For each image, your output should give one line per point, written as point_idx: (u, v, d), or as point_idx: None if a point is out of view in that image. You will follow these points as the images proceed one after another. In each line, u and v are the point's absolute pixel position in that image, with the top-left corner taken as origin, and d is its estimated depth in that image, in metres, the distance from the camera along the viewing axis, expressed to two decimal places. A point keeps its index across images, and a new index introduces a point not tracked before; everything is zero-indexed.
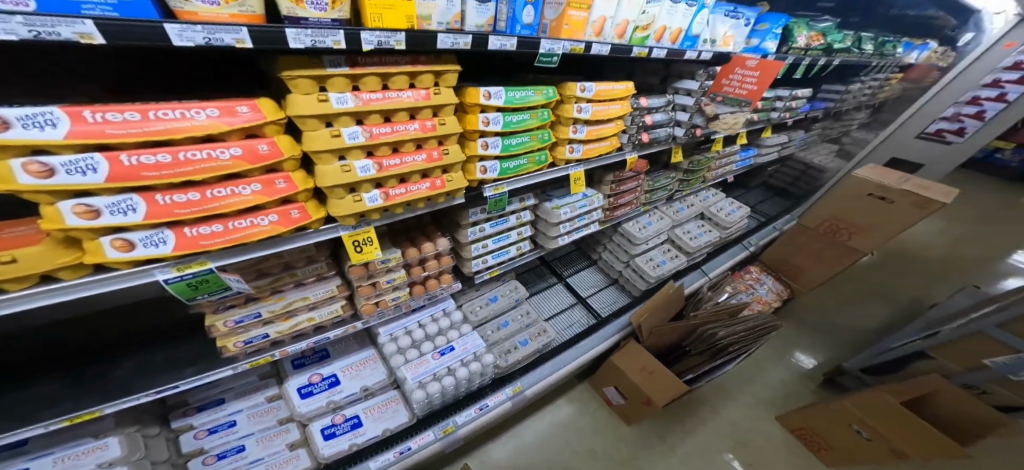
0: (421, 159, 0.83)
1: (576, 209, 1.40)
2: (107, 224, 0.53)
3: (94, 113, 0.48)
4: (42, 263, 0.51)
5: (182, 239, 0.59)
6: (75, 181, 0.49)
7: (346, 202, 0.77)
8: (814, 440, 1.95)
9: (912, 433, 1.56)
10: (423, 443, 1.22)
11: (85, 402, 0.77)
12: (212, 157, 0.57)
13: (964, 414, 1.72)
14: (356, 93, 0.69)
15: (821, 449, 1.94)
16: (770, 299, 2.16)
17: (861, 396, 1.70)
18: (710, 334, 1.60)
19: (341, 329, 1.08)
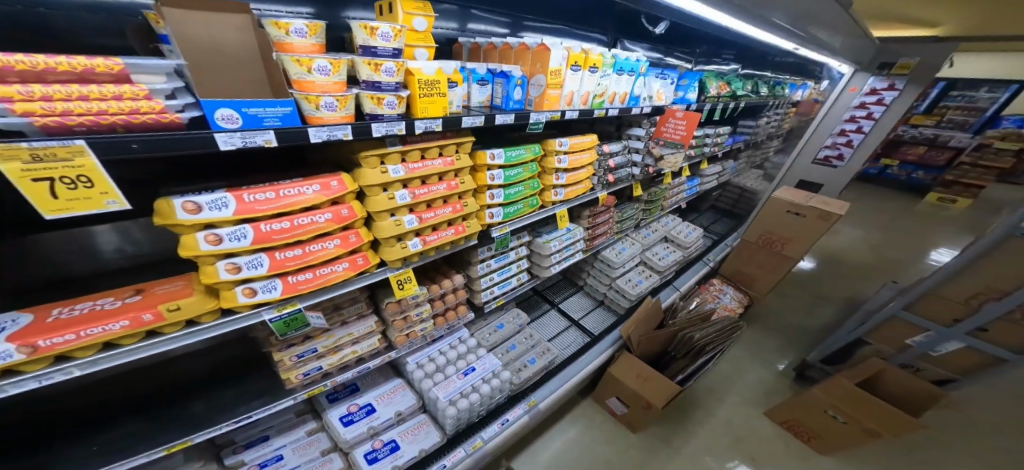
0: (449, 212, 1.05)
1: (563, 242, 1.65)
2: (245, 276, 0.74)
3: (249, 196, 0.69)
4: (194, 309, 0.71)
5: (286, 285, 0.81)
6: (232, 245, 0.70)
7: (396, 249, 0.98)
8: (802, 430, 2.17)
9: (873, 409, 1.83)
10: (456, 459, 1.43)
11: (174, 435, 0.92)
12: (314, 220, 0.79)
13: (913, 391, 1.97)
14: (405, 165, 0.90)
15: (810, 439, 2.16)
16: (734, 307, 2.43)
17: (827, 385, 1.96)
18: (688, 337, 1.90)
19: (378, 359, 1.27)
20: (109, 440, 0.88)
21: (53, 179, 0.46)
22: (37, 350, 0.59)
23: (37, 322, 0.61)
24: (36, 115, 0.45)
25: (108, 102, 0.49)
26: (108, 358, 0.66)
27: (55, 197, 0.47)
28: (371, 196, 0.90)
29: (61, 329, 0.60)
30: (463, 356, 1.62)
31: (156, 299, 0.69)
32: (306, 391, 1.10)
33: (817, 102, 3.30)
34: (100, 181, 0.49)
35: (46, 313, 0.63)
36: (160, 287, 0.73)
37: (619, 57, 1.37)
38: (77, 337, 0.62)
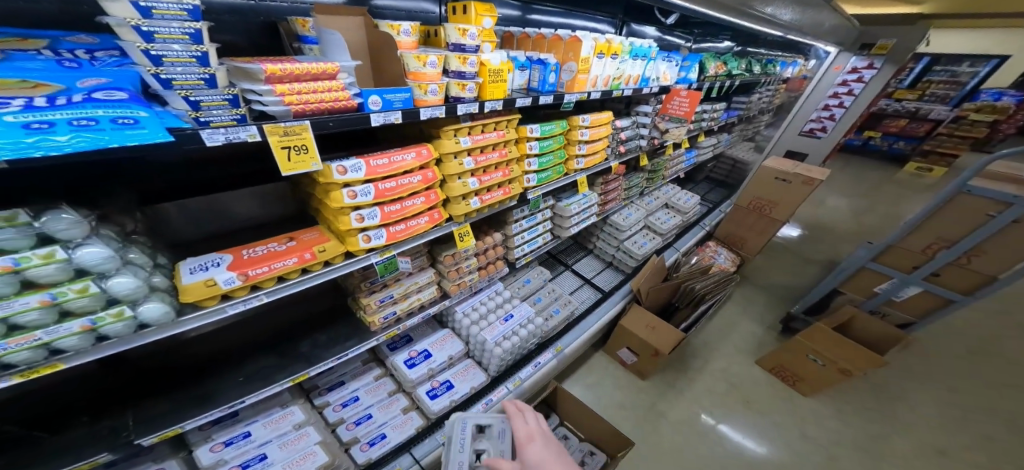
0: (500, 176, 1.27)
1: (581, 205, 1.89)
2: (366, 224, 1.01)
3: (373, 161, 0.96)
4: (330, 254, 1.01)
5: (389, 234, 1.08)
6: (361, 200, 0.97)
7: (461, 206, 1.22)
8: (787, 375, 2.48)
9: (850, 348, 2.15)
10: (500, 395, 1.77)
11: (297, 368, 1.25)
12: (411, 181, 1.06)
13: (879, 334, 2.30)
14: (470, 137, 1.12)
15: (795, 382, 2.46)
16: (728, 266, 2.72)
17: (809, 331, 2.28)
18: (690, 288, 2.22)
19: (436, 306, 1.58)
20: (251, 372, 1.20)
21: (291, 147, 0.73)
22: (244, 279, 0.88)
23: (237, 259, 0.91)
24: (293, 104, 0.71)
25: (326, 92, 0.74)
26: (280, 288, 0.95)
27: (289, 158, 0.74)
28: (444, 162, 1.13)
29: (255, 265, 0.90)
30: (501, 306, 1.94)
31: (305, 245, 0.98)
32: (386, 333, 1.42)
33: (807, 78, 3.51)
34: (312, 149, 0.76)
35: (239, 253, 0.93)
36: (303, 236, 1.02)
37: (635, 44, 1.60)
38: (265, 269, 0.91)
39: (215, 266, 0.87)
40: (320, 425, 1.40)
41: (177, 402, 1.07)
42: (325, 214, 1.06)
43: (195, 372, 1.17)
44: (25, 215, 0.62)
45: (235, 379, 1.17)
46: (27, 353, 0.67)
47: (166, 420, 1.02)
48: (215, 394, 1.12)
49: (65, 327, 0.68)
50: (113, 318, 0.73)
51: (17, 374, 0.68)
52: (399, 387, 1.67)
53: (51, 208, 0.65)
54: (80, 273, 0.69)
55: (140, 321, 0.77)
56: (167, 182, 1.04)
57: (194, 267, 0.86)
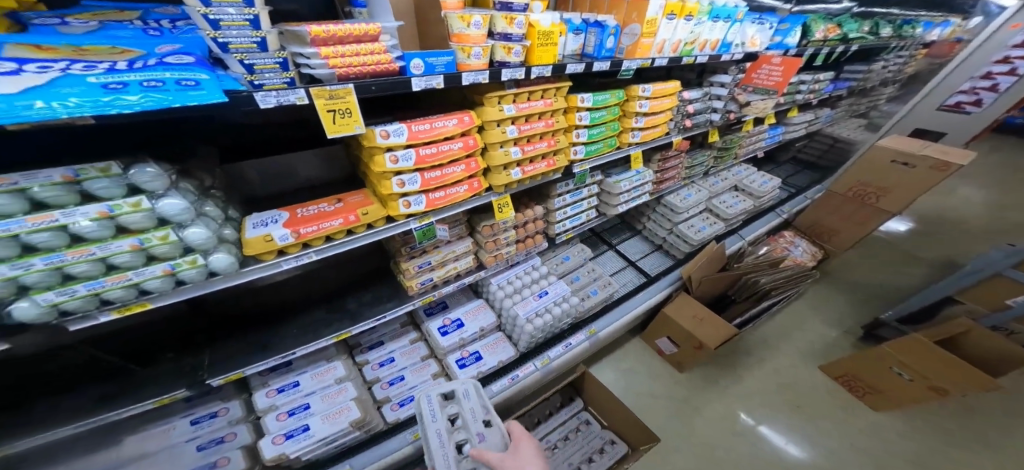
0: (544, 147, 1.21)
1: (632, 183, 1.77)
2: (406, 190, 1.04)
3: (416, 126, 0.97)
4: (372, 218, 1.06)
5: (428, 201, 1.11)
6: (403, 165, 0.99)
7: (502, 176, 1.20)
8: (858, 385, 2.22)
9: (952, 369, 1.82)
10: (527, 372, 1.79)
11: (343, 324, 1.39)
12: (454, 149, 1.05)
13: (981, 354, 1.96)
14: (515, 105, 1.07)
15: (866, 394, 2.20)
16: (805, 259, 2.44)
17: (899, 341, 1.97)
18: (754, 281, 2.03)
19: (472, 276, 1.64)
20: (303, 325, 1.37)
21: (336, 111, 0.75)
22: (296, 237, 0.96)
23: (292, 217, 0.99)
24: (337, 67, 0.72)
25: (370, 56, 0.75)
26: (327, 248, 1.03)
27: (333, 122, 0.76)
28: (487, 130, 1.10)
29: (306, 224, 0.97)
30: (537, 282, 1.94)
31: (351, 208, 1.04)
32: (420, 299, 1.50)
33: (957, 41, 3.02)
34: (356, 113, 0.78)
35: (294, 212, 1.00)
36: (350, 199, 1.08)
37: (717, 3, 1.40)
38: (314, 228, 0.98)
39: (273, 222, 0.96)
40: (358, 381, 1.54)
41: (241, 347, 1.25)
42: (371, 177, 1.10)
43: (258, 321, 1.35)
44: (117, 167, 0.72)
45: (291, 330, 1.34)
46: (124, 290, 0.79)
47: (232, 364, 1.20)
48: (272, 344, 1.29)
49: (151, 270, 0.79)
50: (189, 265, 0.83)
51: (119, 307, 0.81)
52: (431, 353, 1.75)
53: (139, 162, 0.74)
54: (161, 222, 0.78)
55: (210, 270, 0.86)
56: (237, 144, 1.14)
57: (257, 222, 0.95)
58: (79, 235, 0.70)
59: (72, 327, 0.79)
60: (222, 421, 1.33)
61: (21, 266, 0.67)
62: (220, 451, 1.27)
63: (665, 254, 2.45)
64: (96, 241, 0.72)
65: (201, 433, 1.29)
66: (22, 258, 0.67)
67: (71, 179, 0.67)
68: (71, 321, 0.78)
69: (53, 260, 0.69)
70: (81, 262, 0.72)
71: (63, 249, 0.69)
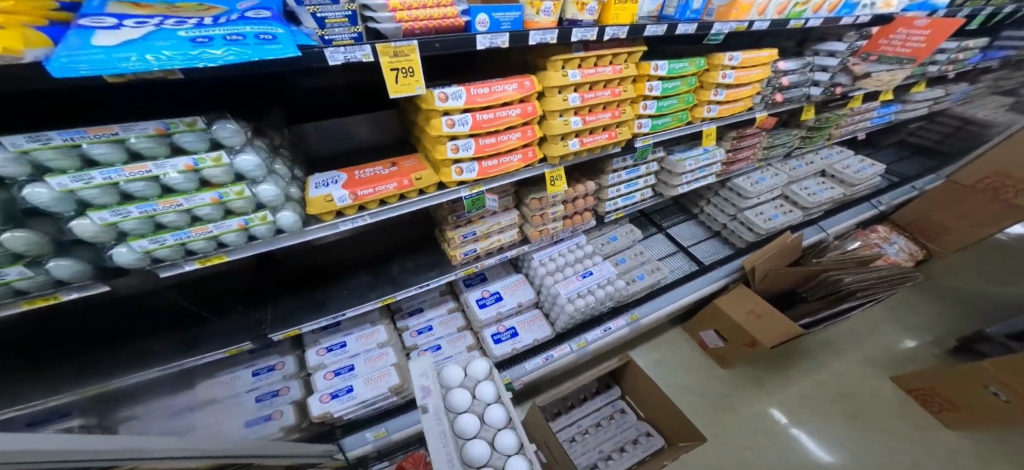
0: (607, 117, 1.11)
1: (699, 161, 1.60)
2: (460, 156, 1.02)
3: (474, 89, 0.93)
4: (424, 184, 1.07)
5: (480, 169, 1.09)
6: (458, 131, 0.97)
7: (558, 147, 1.13)
8: (935, 401, 2.09)
9: None
10: (562, 353, 1.98)
11: (386, 290, 1.53)
12: (513, 115, 1.01)
13: None
14: (580, 70, 0.99)
15: (943, 410, 2.08)
16: (901, 259, 2.15)
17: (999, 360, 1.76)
18: (835, 280, 1.84)
19: (515, 250, 1.66)
20: (352, 288, 1.55)
21: (400, 70, 0.74)
22: (355, 197, 0.99)
23: (351, 179, 1.02)
24: (404, 21, 0.70)
25: (435, 9, 0.73)
26: (382, 211, 1.05)
27: (397, 82, 0.75)
28: (548, 96, 1.03)
29: (368, 185, 1.00)
30: (581, 261, 1.90)
31: (406, 173, 1.06)
32: (463, 270, 1.59)
33: None
34: (419, 74, 0.77)
35: (352, 173, 1.04)
36: (405, 164, 1.09)
37: None
38: (372, 191, 1.01)
39: (333, 183, 1.00)
40: (397, 347, 1.78)
41: (296, 305, 1.48)
42: (427, 140, 1.09)
43: (314, 280, 1.57)
44: (201, 123, 0.75)
45: (341, 291, 1.53)
46: (205, 241, 0.86)
47: (291, 321, 1.42)
48: (326, 303, 1.49)
49: (229, 224, 0.86)
50: (260, 221, 0.89)
51: (201, 257, 0.89)
52: (467, 325, 1.94)
53: (220, 119, 0.78)
54: (238, 179, 0.83)
55: (278, 227, 0.92)
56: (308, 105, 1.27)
57: (320, 183, 1.01)
58: (169, 187, 0.76)
59: (163, 272, 0.88)
60: (277, 376, 1.65)
61: (121, 212, 0.73)
62: (274, 405, 1.58)
63: (723, 241, 2.30)
64: (183, 193, 0.78)
65: (260, 385, 1.62)
66: (122, 204, 0.74)
67: (162, 132, 0.71)
68: (163, 266, 0.87)
69: (147, 209, 0.76)
70: (170, 212, 0.78)
71: (155, 199, 0.76)
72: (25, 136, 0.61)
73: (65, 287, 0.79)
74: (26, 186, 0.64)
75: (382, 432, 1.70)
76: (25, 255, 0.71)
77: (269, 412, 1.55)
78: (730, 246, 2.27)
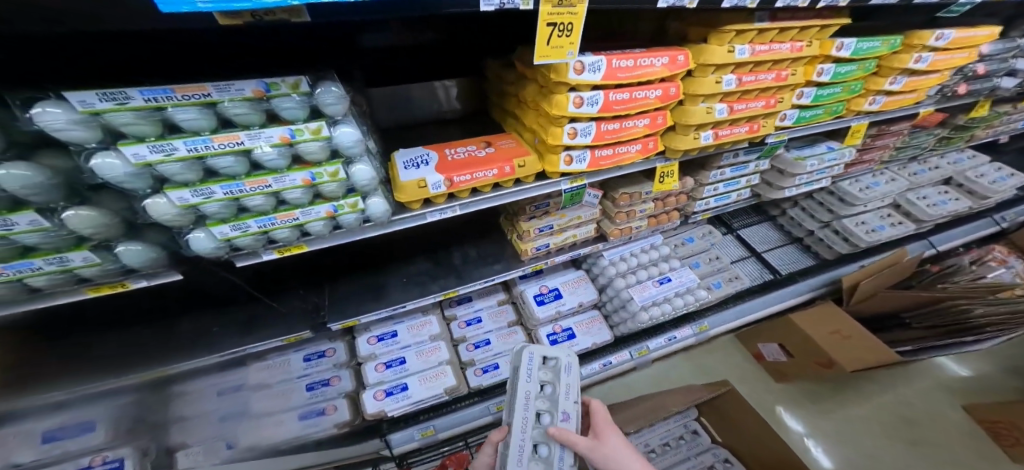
0: (760, 106, 0.91)
1: (823, 162, 1.41)
2: (575, 143, 0.84)
3: (617, 61, 0.74)
4: (524, 173, 0.89)
5: (592, 160, 0.91)
6: (586, 111, 0.79)
7: (688, 140, 0.94)
8: (1007, 434, 2.01)
9: None
10: (621, 359, 1.81)
11: (449, 283, 1.37)
12: (649, 97, 0.82)
13: None
14: (751, 45, 0.78)
15: (1013, 445, 1.99)
16: None
17: None
18: (961, 310, 1.66)
19: (589, 248, 1.49)
20: (410, 275, 1.39)
21: (556, 26, 0.58)
22: (450, 184, 0.82)
23: (444, 160, 0.85)
24: None
25: None
26: (475, 202, 0.88)
27: (548, 45, 0.60)
28: (696, 76, 0.84)
29: (467, 169, 0.82)
30: (654, 263, 1.72)
31: (506, 157, 0.87)
32: (532, 266, 1.41)
33: None
34: (575, 37, 0.61)
35: (445, 153, 0.87)
36: (505, 146, 0.91)
37: None
38: (471, 180, 0.83)
39: (424, 164, 0.83)
40: (449, 341, 1.66)
41: (356, 290, 1.35)
42: (534, 122, 0.91)
43: (371, 263, 1.43)
44: (305, 85, 0.59)
45: (399, 279, 1.38)
46: (289, 231, 0.73)
47: (349, 309, 1.29)
48: (385, 290, 1.35)
49: (317, 212, 0.72)
50: (350, 209, 0.75)
51: (281, 247, 0.76)
52: (517, 320, 1.78)
53: (324, 79, 0.62)
54: (333, 156, 0.68)
55: (369, 216, 0.78)
56: (380, 62, 1.17)
57: (407, 163, 0.83)
58: (259, 164, 0.62)
59: (239, 262, 0.76)
60: (327, 363, 1.55)
61: (204, 193, 0.60)
62: (328, 398, 1.50)
63: (804, 249, 2.09)
64: (274, 172, 0.63)
65: (312, 372, 1.53)
66: (205, 183, 0.60)
67: (260, 94, 0.56)
68: (240, 255, 0.75)
69: (234, 190, 0.62)
70: (257, 194, 0.64)
71: (243, 178, 0.61)
72: (98, 93, 0.47)
73: (134, 274, 0.70)
74: (96, 155, 0.52)
75: (430, 431, 1.57)
76: (91, 238, 0.60)
77: (323, 405, 1.47)
78: (811, 256, 2.04)
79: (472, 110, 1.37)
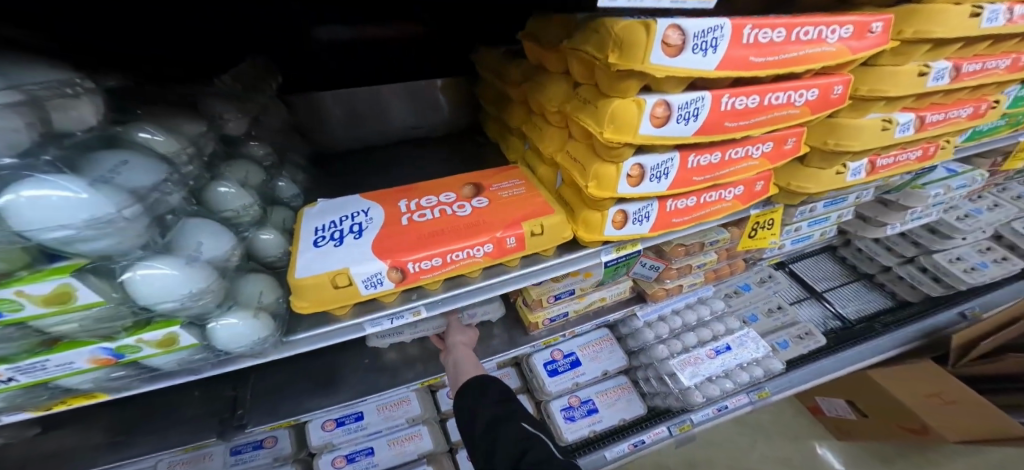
0: (957, 115, 0.68)
1: (952, 190, 1.08)
2: (638, 192, 0.46)
3: (754, 29, 0.38)
4: (543, 245, 0.49)
5: (660, 216, 0.52)
6: (677, 131, 0.41)
7: (827, 176, 0.62)
8: None
9: None
10: (657, 438, 1.34)
11: (433, 367, 0.95)
12: (790, 104, 0.47)
13: None
14: (1007, 8, 0.57)
15: None
16: None
17: None
18: None
19: (625, 311, 1.08)
20: (376, 355, 0.96)
21: None
22: (410, 274, 0.42)
23: (392, 227, 0.45)
24: None
25: None
26: (455, 296, 0.49)
27: None
28: (885, 64, 0.56)
29: (440, 242, 0.42)
30: (702, 324, 1.26)
31: (512, 215, 0.47)
32: (546, 339, 1.01)
33: None
34: None
35: (397, 210, 0.47)
36: (506, 195, 0.51)
37: None
38: (450, 264, 0.43)
39: (354, 234, 0.44)
40: (433, 424, 1.23)
41: (297, 373, 0.90)
42: (559, 149, 0.52)
43: None
44: None
45: (360, 362, 0.94)
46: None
47: (283, 406, 0.83)
48: (337, 373, 0.91)
49: (65, 361, 0.43)
50: (157, 347, 0.45)
51: (36, 405, 0.49)
52: (523, 386, 1.44)
53: None
54: (55, 258, 0.35)
55: (201, 346, 0.48)
56: (333, 62, 0.83)
57: (322, 233, 0.45)
58: None
59: None
60: (265, 458, 1.08)
61: None
62: None
63: (872, 287, 1.64)
64: None
65: None
66: None
67: None
68: None
69: None
70: None
71: None
72: None
73: None
74: None
75: None
76: None
77: None
78: (885, 296, 1.60)
79: (462, 123, 0.98)
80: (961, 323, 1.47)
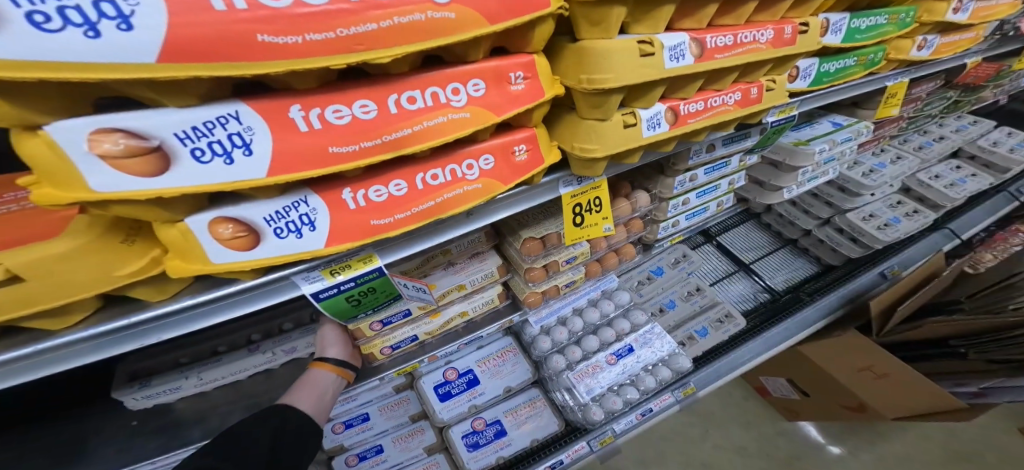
0: (765, 40, 0.57)
1: (836, 144, 0.93)
2: (172, 183, 0.31)
3: None
4: (52, 297, 0.35)
5: (343, 216, 0.41)
6: (50, 47, 0.22)
7: (616, 128, 0.52)
8: None
9: None
10: (577, 456, 1.13)
11: (232, 416, 0.71)
12: (423, 2, 0.33)
13: None
14: None
15: None
16: None
17: None
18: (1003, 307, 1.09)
19: (497, 325, 0.89)
20: (150, 414, 0.72)
21: None
22: None
23: None
24: None
25: None
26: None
27: None
28: None
29: None
30: (604, 322, 1.09)
31: None
32: (395, 369, 0.81)
33: None
34: None
35: None
36: None
37: None
38: None
39: None
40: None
41: (27, 451, 0.66)
42: None
43: (83, 392, 0.75)
44: None
45: (126, 424, 0.70)
46: None
47: None
48: (87, 443, 0.68)
49: None
50: None
51: None
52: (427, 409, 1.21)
53: None
54: None
55: None
56: None
57: None
58: None
59: None
60: None
61: None
62: None
63: (798, 253, 1.55)
64: None
65: None
66: None
67: None
68: None
69: None
70: None
71: None
72: None
73: None
74: None
75: None
76: None
77: None
78: (810, 262, 1.52)
79: None
80: (880, 284, 1.39)
